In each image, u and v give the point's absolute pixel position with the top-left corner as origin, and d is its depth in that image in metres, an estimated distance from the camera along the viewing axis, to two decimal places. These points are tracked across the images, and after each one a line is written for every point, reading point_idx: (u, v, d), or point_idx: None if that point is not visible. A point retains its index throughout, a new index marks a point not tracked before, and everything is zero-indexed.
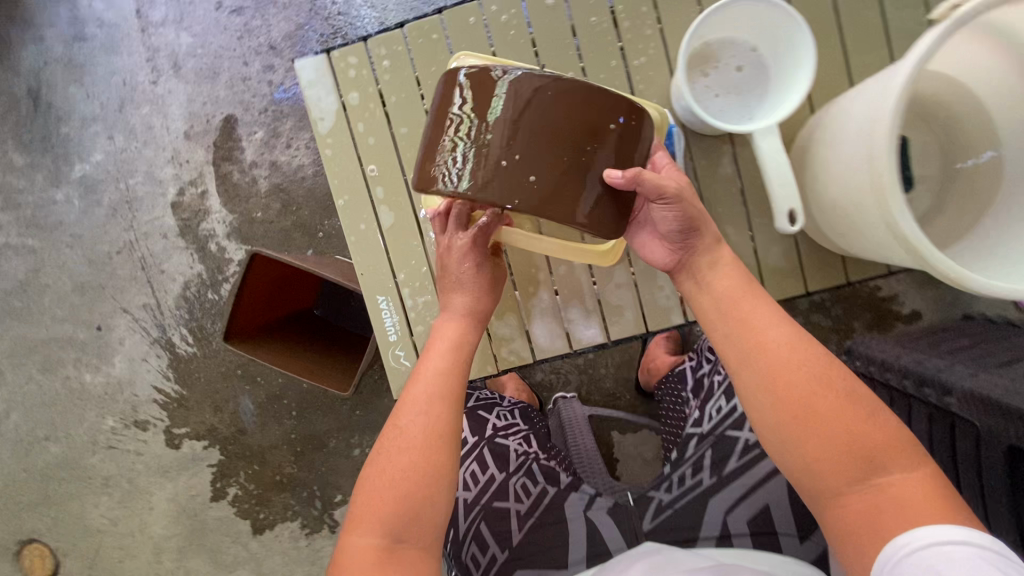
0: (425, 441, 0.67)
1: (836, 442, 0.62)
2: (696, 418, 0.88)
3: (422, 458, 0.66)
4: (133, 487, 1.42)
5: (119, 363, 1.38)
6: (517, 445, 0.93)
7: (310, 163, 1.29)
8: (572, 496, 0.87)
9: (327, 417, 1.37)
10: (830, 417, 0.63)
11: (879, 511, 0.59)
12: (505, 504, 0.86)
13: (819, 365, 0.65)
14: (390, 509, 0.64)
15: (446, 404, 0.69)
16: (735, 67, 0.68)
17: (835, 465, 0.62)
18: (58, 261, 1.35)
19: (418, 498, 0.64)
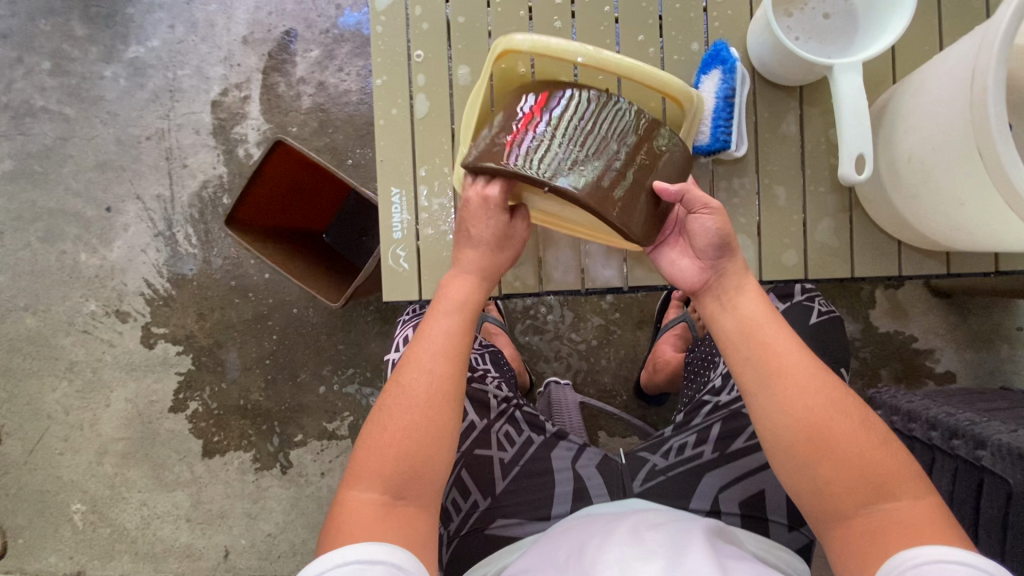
0: (431, 395, 0.60)
1: (845, 466, 0.56)
2: (716, 386, 0.82)
3: (431, 412, 0.59)
4: (96, 378, 1.36)
5: (117, 248, 1.35)
6: (497, 390, 0.83)
7: (357, 90, 1.28)
8: (558, 449, 0.81)
9: (308, 349, 1.31)
10: (839, 441, 0.57)
11: (886, 541, 0.53)
12: (487, 452, 0.79)
13: (827, 384, 0.59)
14: (386, 466, 0.57)
15: (453, 354, 0.62)
16: (821, 13, 0.64)
17: (844, 490, 0.56)
18: (88, 135, 1.34)
19: (425, 455, 0.58)
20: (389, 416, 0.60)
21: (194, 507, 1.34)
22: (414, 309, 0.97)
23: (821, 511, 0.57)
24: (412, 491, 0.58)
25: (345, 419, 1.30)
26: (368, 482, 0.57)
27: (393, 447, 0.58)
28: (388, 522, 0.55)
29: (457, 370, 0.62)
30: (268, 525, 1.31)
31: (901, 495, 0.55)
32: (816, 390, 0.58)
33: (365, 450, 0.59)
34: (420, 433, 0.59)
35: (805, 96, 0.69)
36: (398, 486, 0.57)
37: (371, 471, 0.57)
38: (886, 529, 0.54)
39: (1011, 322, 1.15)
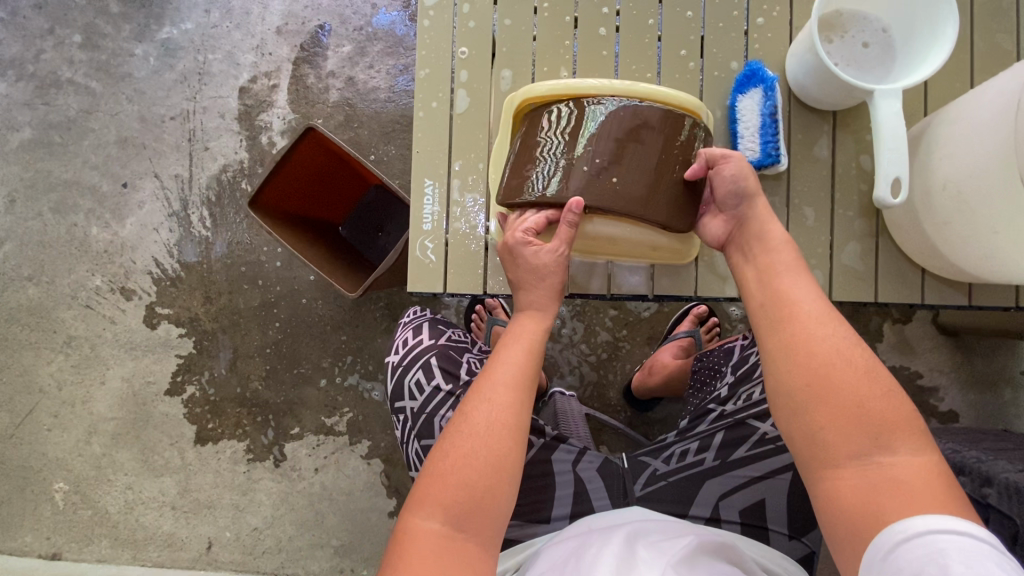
0: (492, 426, 0.60)
1: (845, 412, 0.54)
2: (722, 395, 0.77)
3: (494, 446, 0.59)
4: (94, 355, 1.34)
5: (129, 225, 1.34)
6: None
7: (386, 87, 1.30)
8: (558, 452, 0.77)
9: (313, 341, 1.29)
10: (840, 388, 0.55)
11: (878, 494, 0.51)
12: None
13: (838, 334, 0.58)
14: (453, 493, 0.57)
15: (517, 392, 0.63)
16: (860, 42, 0.66)
17: (840, 437, 0.54)
18: (111, 110, 1.34)
19: (485, 488, 0.57)
20: (453, 446, 0.59)
21: (181, 495, 1.30)
22: (416, 309, 0.93)
23: (813, 455, 0.55)
24: (472, 523, 0.56)
25: (344, 415, 1.28)
26: (431, 512, 0.56)
27: (454, 476, 0.57)
28: (447, 554, 0.54)
29: (521, 405, 0.62)
30: (255, 519, 1.28)
31: (901, 453, 0.52)
32: (823, 338, 0.58)
33: (427, 483, 0.58)
34: (484, 466, 0.58)
35: (839, 120, 0.70)
36: (461, 517, 0.56)
37: (433, 500, 0.57)
38: (881, 484, 0.51)
39: (1015, 366, 1.16)
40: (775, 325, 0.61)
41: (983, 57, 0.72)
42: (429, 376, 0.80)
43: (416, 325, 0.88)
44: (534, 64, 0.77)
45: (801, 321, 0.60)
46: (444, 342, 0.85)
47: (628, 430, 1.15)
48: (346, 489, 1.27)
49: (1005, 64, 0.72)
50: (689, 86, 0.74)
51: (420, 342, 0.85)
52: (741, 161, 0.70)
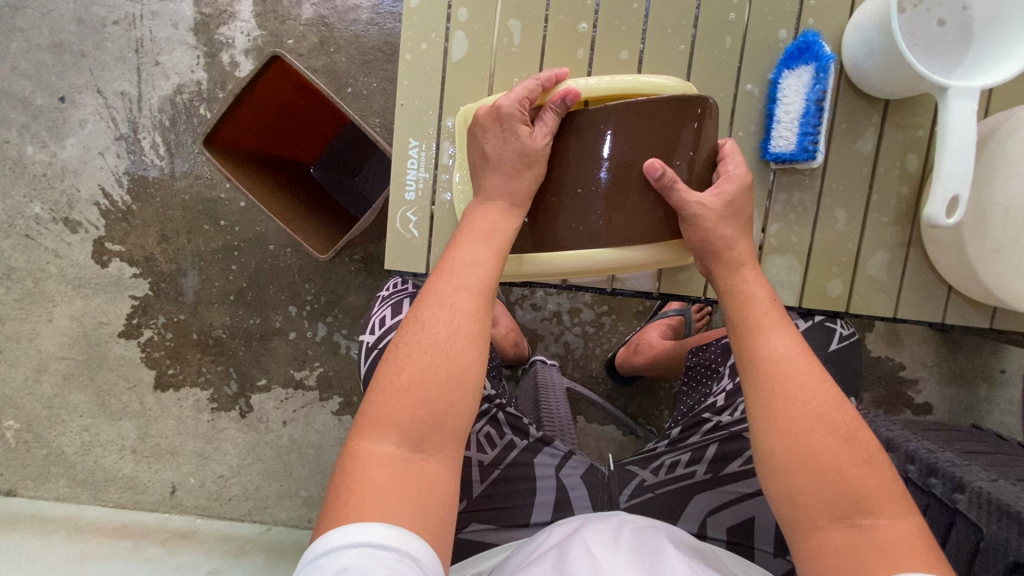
0: (454, 336, 0.53)
1: (823, 479, 0.50)
2: (718, 406, 0.75)
3: (447, 354, 0.52)
4: (37, 289, 1.23)
5: (70, 147, 1.18)
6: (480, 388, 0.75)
7: (369, 7, 1.13)
8: (542, 456, 0.76)
9: (281, 290, 1.20)
10: (820, 455, 0.50)
11: (859, 555, 0.47)
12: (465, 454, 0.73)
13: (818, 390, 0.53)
14: (408, 412, 0.50)
15: (472, 294, 0.55)
16: (935, 19, 0.57)
17: (821, 502, 0.50)
18: (42, 7, 1.15)
19: (438, 414, 0.51)
20: (406, 356, 0.52)
21: (142, 440, 1.26)
22: (395, 283, 0.85)
23: (793, 518, 0.51)
24: (429, 442, 0.51)
25: (315, 369, 1.22)
26: (382, 436, 0.50)
27: (411, 393, 0.51)
28: (402, 483, 0.48)
29: (483, 318, 0.54)
30: (220, 467, 1.25)
31: (883, 510, 0.49)
32: (802, 387, 0.53)
33: (374, 406, 0.51)
34: (444, 384, 0.51)
35: (891, 111, 0.62)
36: (419, 437, 0.50)
37: (387, 419, 0.50)
38: (868, 547, 0.48)
39: (996, 364, 1.16)
40: (754, 378, 0.55)
41: None
42: None
43: (395, 303, 0.81)
44: (549, 4, 0.65)
45: (779, 371, 0.54)
46: None
47: (609, 406, 1.13)
48: (315, 443, 1.23)
49: None
50: (728, 52, 0.63)
51: (398, 324, 0.78)
52: (771, 151, 0.61)
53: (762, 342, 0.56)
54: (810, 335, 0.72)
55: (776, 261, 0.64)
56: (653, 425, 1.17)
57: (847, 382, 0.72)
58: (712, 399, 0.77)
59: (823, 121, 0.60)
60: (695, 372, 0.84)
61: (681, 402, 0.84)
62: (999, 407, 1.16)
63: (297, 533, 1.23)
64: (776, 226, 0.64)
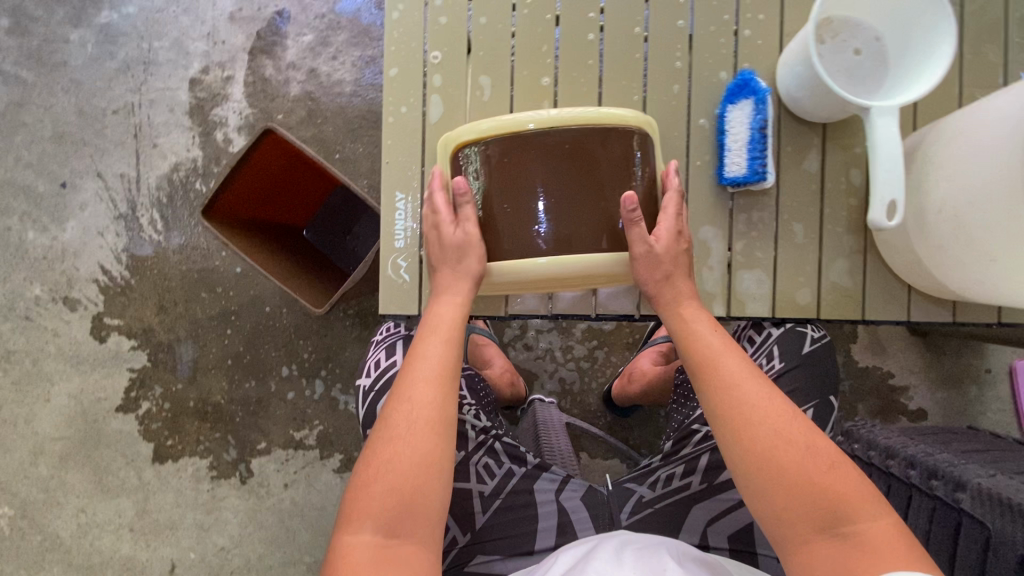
0: (415, 425, 0.58)
1: (794, 494, 0.53)
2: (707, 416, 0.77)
3: (421, 444, 0.57)
4: (35, 370, 1.24)
5: (70, 229, 1.23)
6: (476, 420, 0.77)
7: (351, 81, 1.22)
8: (541, 482, 0.76)
9: (278, 350, 1.23)
10: (788, 477, 0.53)
11: (852, 564, 0.49)
12: (465, 485, 0.74)
13: (773, 415, 0.56)
14: (379, 500, 0.55)
15: (445, 385, 0.61)
16: (853, 50, 0.65)
17: (800, 516, 0.53)
18: (45, 103, 1.23)
19: (410, 494, 0.56)
20: (373, 455, 0.58)
21: (140, 516, 1.23)
22: (389, 326, 0.88)
23: (781, 541, 0.54)
24: (403, 528, 0.55)
25: (314, 428, 1.22)
26: (359, 525, 0.55)
27: (377, 484, 0.56)
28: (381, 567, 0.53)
29: (442, 396, 0.60)
30: (221, 538, 1.22)
31: (856, 515, 0.51)
32: (762, 416, 0.56)
33: (350, 502, 0.57)
34: (410, 466, 0.57)
35: (830, 133, 0.68)
36: (392, 523, 0.55)
37: (361, 512, 0.55)
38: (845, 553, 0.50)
39: (981, 364, 1.18)
40: (720, 419, 0.58)
41: (970, 68, 0.72)
42: None
43: (389, 344, 0.83)
44: (515, 63, 0.71)
45: (740, 398, 0.58)
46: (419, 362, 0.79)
47: (609, 438, 1.14)
48: (318, 505, 1.21)
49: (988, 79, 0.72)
50: (677, 93, 0.70)
51: (393, 364, 0.80)
52: (726, 176, 0.67)
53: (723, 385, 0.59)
54: (784, 340, 0.75)
55: (745, 276, 0.68)
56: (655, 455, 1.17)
57: (828, 383, 0.74)
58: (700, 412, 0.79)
59: (767, 146, 0.66)
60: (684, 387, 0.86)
61: (672, 418, 0.86)
62: (991, 407, 1.18)
63: None
64: (740, 244, 0.68)
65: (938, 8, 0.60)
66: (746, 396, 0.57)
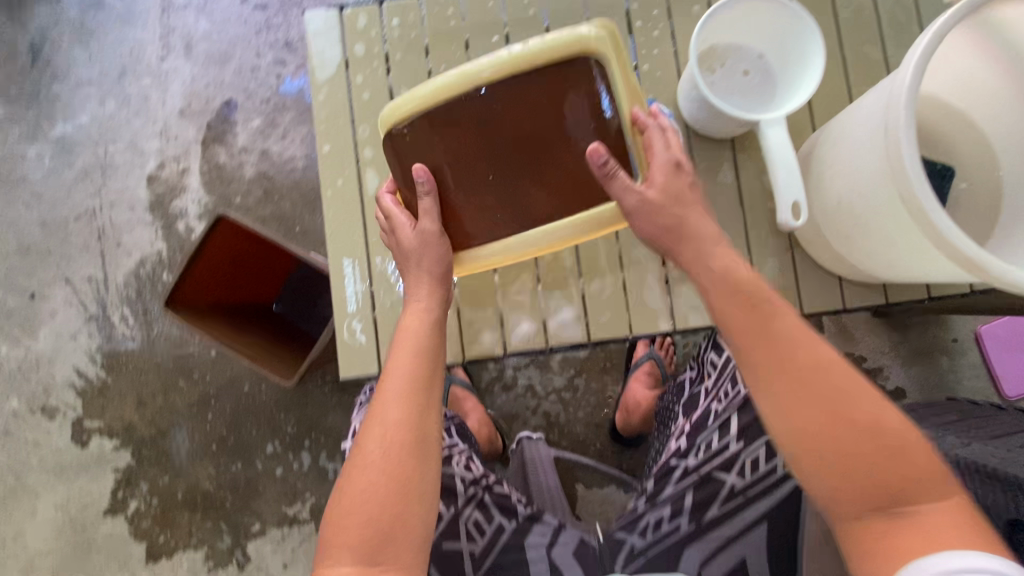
0: (387, 450, 0.59)
1: (845, 466, 0.53)
2: (681, 448, 0.78)
3: (393, 467, 0.58)
4: (19, 485, 1.22)
5: (43, 337, 1.25)
6: (463, 476, 0.78)
7: (303, 156, 1.27)
8: (533, 533, 0.78)
9: (262, 427, 1.23)
10: (855, 449, 0.53)
11: (904, 540, 0.51)
12: (456, 546, 0.74)
13: (836, 380, 0.55)
14: (357, 531, 0.56)
15: (411, 404, 0.60)
16: (741, 71, 0.71)
17: (852, 489, 0.53)
18: (9, 218, 1.27)
19: (389, 517, 0.57)
20: (348, 488, 0.58)
21: None
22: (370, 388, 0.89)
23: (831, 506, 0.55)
24: (387, 552, 0.56)
25: (307, 501, 1.21)
26: (340, 555, 0.56)
27: (357, 515, 0.57)
28: None
29: (415, 416, 0.60)
30: None
31: (918, 496, 0.52)
32: (835, 375, 0.55)
33: (328, 530, 0.57)
34: (385, 488, 0.57)
35: (739, 146, 0.73)
36: (371, 551, 0.56)
37: (340, 544, 0.56)
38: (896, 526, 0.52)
39: (947, 334, 1.21)
40: (774, 373, 0.56)
41: (856, 69, 0.79)
42: None
43: None
44: None
45: (798, 372, 0.55)
46: None
47: (602, 466, 1.14)
48: None
49: (875, 77, 0.78)
50: None
51: None
52: None
53: (777, 342, 0.56)
54: None
55: (683, 289, 0.72)
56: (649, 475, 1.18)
57: None
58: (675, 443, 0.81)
59: None
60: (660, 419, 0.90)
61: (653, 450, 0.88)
62: (965, 374, 1.20)
63: None
64: (673, 260, 0.72)
65: (806, 25, 0.66)
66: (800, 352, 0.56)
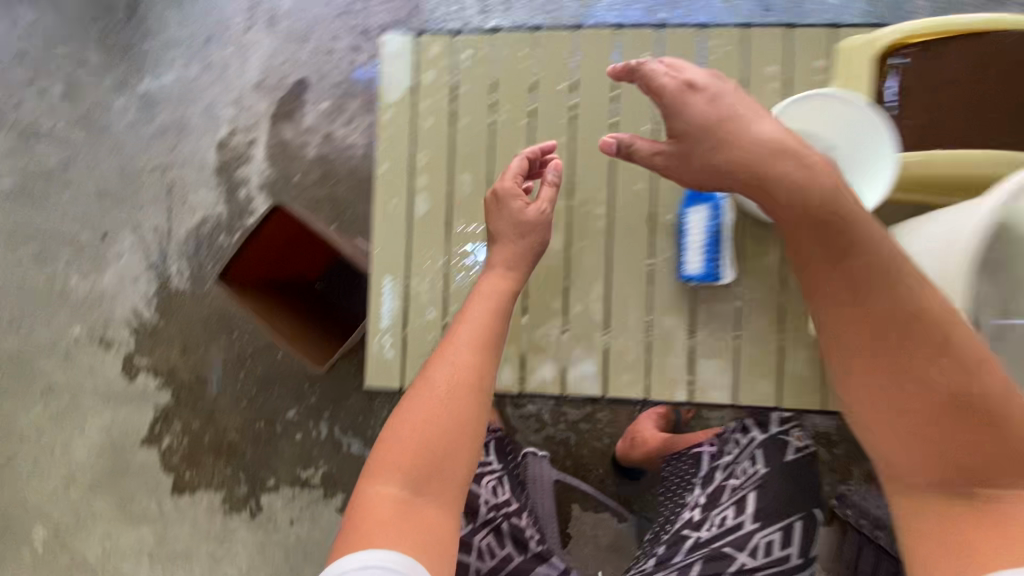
0: (452, 389, 0.63)
1: (935, 464, 0.57)
2: (696, 520, 0.81)
3: (449, 407, 0.63)
4: (72, 404, 1.36)
5: (109, 275, 1.36)
6: (489, 497, 0.86)
7: (363, 145, 1.31)
8: (540, 568, 0.85)
9: (289, 394, 1.31)
10: (949, 452, 0.57)
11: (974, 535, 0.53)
12: (467, 560, 0.84)
13: (936, 382, 0.58)
14: (407, 457, 0.60)
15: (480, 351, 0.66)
16: (817, 152, 0.72)
17: (937, 489, 0.57)
18: (91, 162, 1.36)
19: (436, 453, 0.61)
20: (414, 413, 0.63)
21: (159, 544, 1.33)
22: None
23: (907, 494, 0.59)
24: (432, 486, 0.60)
25: (319, 469, 1.29)
26: (388, 477, 0.60)
27: (414, 433, 0.61)
28: (399, 519, 0.58)
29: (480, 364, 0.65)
30: (230, 568, 1.31)
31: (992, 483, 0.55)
32: (920, 396, 0.58)
33: (389, 435, 0.62)
34: (443, 423, 0.62)
35: None
36: (419, 481, 0.60)
37: (390, 463, 0.60)
38: (974, 517, 0.55)
39: None
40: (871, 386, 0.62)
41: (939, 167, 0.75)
42: None
43: None
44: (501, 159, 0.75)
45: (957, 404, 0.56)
46: None
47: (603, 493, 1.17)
48: (319, 541, 1.29)
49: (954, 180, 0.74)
50: (640, 190, 0.73)
51: None
52: (687, 273, 0.71)
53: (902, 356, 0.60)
54: (767, 443, 0.82)
55: (706, 367, 0.72)
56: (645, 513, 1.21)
57: (812, 494, 0.79)
58: (688, 514, 0.83)
59: (721, 248, 0.70)
60: (674, 480, 0.89)
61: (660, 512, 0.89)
62: None
63: None
64: (702, 336, 0.72)
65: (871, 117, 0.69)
66: (927, 367, 0.58)
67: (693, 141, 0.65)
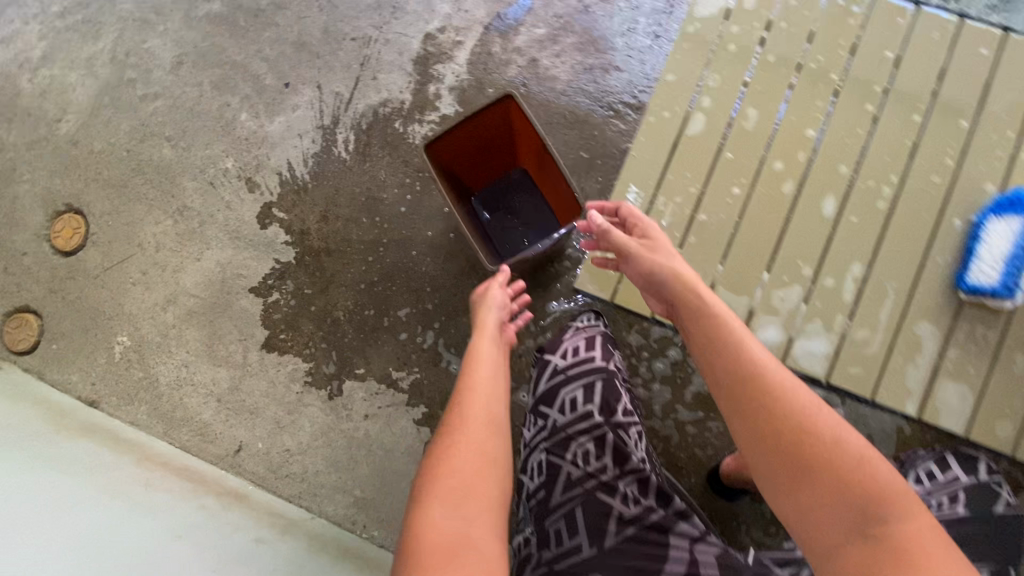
0: (479, 436, 0.72)
1: (812, 500, 0.61)
2: None
3: (474, 457, 0.69)
4: (198, 230, 1.36)
5: (278, 122, 1.36)
6: (639, 449, 0.83)
7: (564, 81, 1.29)
8: (682, 526, 0.76)
9: (408, 292, 1.29)
10: (817, 488, 0.61)
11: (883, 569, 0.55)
12: (607, 498, 0.78)
13: (810, 424, 0.64)
14: (451, 487, 0.66)
15: (490, 431, 0.73)
16: None
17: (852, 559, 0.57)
18: (300, 13, 1.38)
19: (473, 484, 0.67)
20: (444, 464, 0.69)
21: (230, 392, 1.31)
22: (588, 319, 0.96)
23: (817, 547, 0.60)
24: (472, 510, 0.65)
25: (412, 374, 1.26)
26: (434, 508, 0.64)
27: (451, 478, 0.67)
28: (458, 549, 0.60)
29: (489, 474, 0.69)
30: (290, 441, 1.28)
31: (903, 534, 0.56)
32: (812, 432, 0.63)
33: (431, 485, 0.66)
34: (481, 464, 0.69)
35: None
36: (461, 505, 0.65)
37: (438, 496, 0.65)
38: (868, 548, 0.56)
39: None
40: (748, 421, 0.67)
41: None
42: (585, 399, 0.85)
43: (588, 338, 0.92)
44: None
45: (814, 436, 0.63)
46: (612, 371, 0.89)
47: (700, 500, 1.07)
48: (387, 445, 1.25)
49: None
50: None
51: (591, 359, 0.89)
52: (972, 281, 0.93)
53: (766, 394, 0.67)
54: (973, 489, 0.86)
55: None
56: (728, 537, 1.13)
57: (1008, 555, 0.79)
58: None
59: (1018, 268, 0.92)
60: None
61: None
62: None
63: (338, 531, 1.23)
64: None
65: None
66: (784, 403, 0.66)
67: (659, 244, 0.87)
